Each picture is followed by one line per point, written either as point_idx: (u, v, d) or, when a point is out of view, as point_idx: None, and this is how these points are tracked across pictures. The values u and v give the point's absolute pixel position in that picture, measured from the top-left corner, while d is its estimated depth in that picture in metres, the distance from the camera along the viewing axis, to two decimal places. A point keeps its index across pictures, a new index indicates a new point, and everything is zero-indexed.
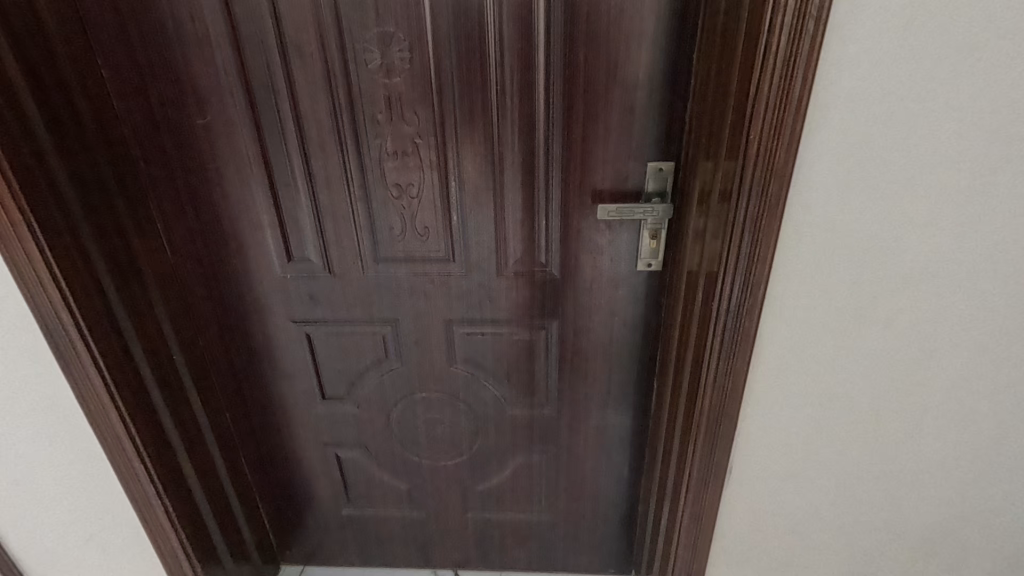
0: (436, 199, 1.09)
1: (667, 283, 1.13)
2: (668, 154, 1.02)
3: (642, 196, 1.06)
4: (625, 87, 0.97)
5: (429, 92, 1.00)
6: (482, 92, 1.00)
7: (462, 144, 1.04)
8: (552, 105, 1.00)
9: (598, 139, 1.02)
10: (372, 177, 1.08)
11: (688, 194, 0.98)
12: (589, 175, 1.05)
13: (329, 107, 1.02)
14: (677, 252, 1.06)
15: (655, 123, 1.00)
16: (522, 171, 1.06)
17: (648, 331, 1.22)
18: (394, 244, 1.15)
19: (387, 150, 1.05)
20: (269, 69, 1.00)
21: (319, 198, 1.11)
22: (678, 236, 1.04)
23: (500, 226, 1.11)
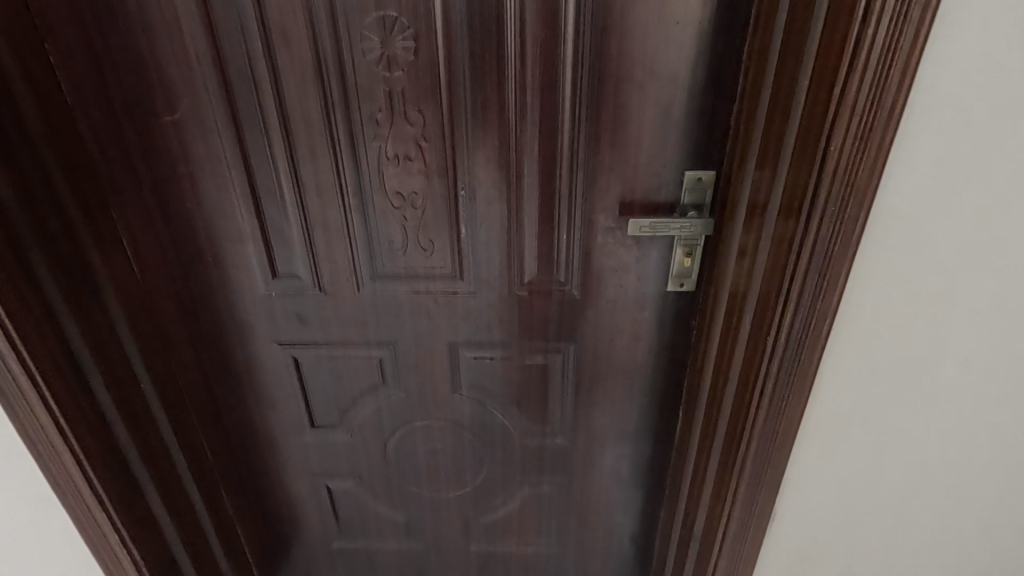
0: (443, 210, 0.96)
1: (700, 304, 1.01)
2: (708, 163, 0.90)
3: (676, 208, 0.94)
4: (662, 85, 0.85)
5: (436, 87, 0.87)
6: (499, 89, 0.87)
7: (474, 148, 0.91)
8: (580, 104, 0.87)
9: (630, 144, 0.89)
10: (369, 184, 0.95)
11: (733, 207, 0.86)
12: (618, 183, 0.93)
13: (320, 104, 0.88)
14: (716, 271, 0.94)
15: (694, 128, 0.88)
16: (541, 179, 0.93)
17: (675, 356, 1.10)
18: (394, 260, 1.02)
19: (387, 154, 0.92)
20: (250, 59, 0.86)
21: (309, 207, 0.97)
22: (719, 253, 0.92)
23: (514, 241, 0.99)
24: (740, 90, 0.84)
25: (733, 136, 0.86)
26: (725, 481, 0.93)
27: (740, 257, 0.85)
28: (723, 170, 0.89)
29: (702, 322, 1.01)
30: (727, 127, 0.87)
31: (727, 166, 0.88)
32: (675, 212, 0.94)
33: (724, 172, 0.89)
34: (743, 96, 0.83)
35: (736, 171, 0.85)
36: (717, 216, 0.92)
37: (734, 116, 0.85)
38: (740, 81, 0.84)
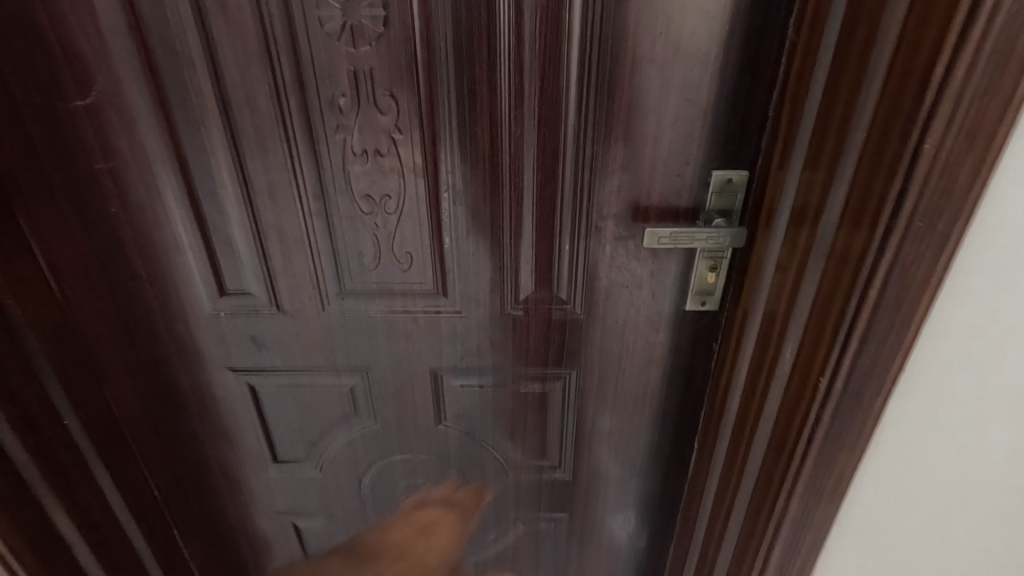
0: (424, 217, 0.81)
1: (726, 326, 0.87)
2: (740, 161, 0.76)
3: (700, 215, 0.79)
4: (689, 68, 0.70)
5: (412, 66, 0.70)
6: (491, 70, 0.71)
7: (460, 143, 0.75)
8: (589, 90, 0.72)
9: (647, 138, 0.74)
10: (334, 185, 0.78)
11: (773, 215, 0.72)
12: (633, 185, 0.78)
13: (269, 86, 0.72)
14: (748, 288, 0.80)
15: (725, 120, 0.73)
16: (541, 181, 0.78)
17: (692, 383, 0.96)
18: (365, 275, 0.86)
19: (354, 150, 0.76)
20: (178, 29, 0.69)
21: (262, 213, 0.81)
22: (754, 268, 0.78)
23: (509, 253, 0.84)
24: (784, 73, 0.69)
25: (773, 129, 0.72)
26: (755, 535, 0.79)
27: (780, 275, 0.71)
28: (760, 170, 0.75)
29: (728, 346, 0.87)
30: (766, 119, 0.72)
31: (765, 165, 0.74)
32: (700, 220, 0.79)
33: (761, 173, 0.75)
34: (787, 81, 0.68)
35: (779, 172, 0.70)
36: (751, 225, 0.77)
37: (776, 106, 0.71)
38: (784, 62, 0.69)
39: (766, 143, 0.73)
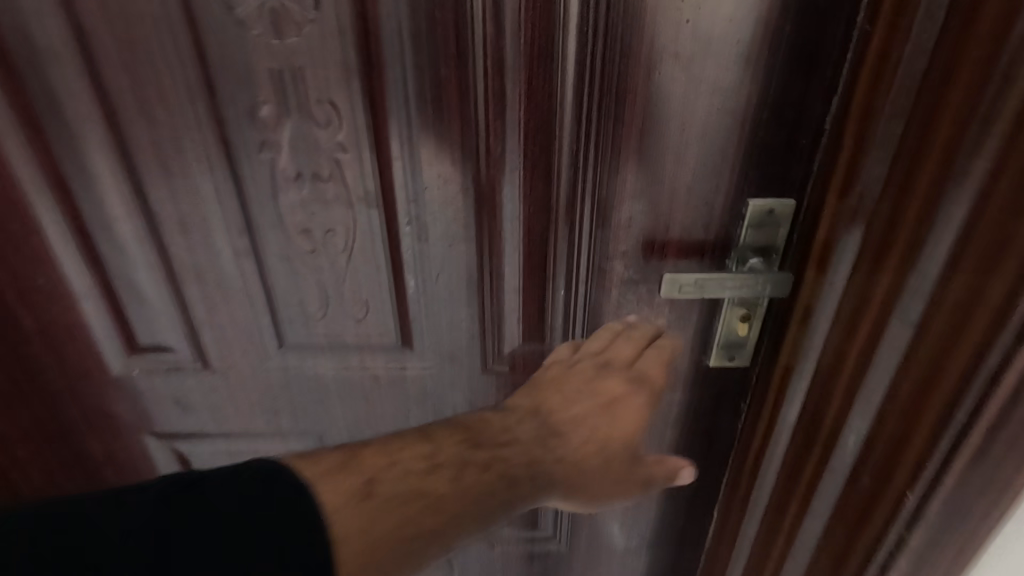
0: (381, 256, 0.64)
1: (758, 384, 0.71)
2: (786, 187, 0.58)
3: (731, 253, 0.62)
4: (724, 66, 0.52)
5: (355, 65, 0.53)
6: (461, 72, 0.54)
7: (424, 166, 0.58)
8: (592, 97, 0.54)
9: (666, 158, 0.57)
10: (262, 218, 0.61)
11: (830, 255, 0.56)
12: (646, 216, 0.61)
13: (166, 91, 0.54)
14: (791, 342, 0.63)
15: (768, 135, 0.56)
16: (530, 211, 0.61)
17: (713, 449, 0.79)
18: (310, 326, 0.69)
19: (285, 174, 0.58)
20: (38, 15, 0.51)
21: (173, 252, 0.63)
22: (800, 319, 0.61)
23: (488, 299, 0.67)
24: (851, 74, 0.52)
25: (832, 146, 0.55)
26: None
27: (840, 336, 0.54)
28: (810, 197, 0.58)
29: (761, 409, 0.71)
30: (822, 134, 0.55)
31: (818, 191, 0.57)
32: (730, 259, 0.62)
33: (811, 201, 0.58)
34: (856, 84, 0.51)
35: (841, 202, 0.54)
36: (796, 267, 0.61)
37: (838, 117, 0.54)
38: (851, 59, 0.52)
39: (821, 165, 0.56)
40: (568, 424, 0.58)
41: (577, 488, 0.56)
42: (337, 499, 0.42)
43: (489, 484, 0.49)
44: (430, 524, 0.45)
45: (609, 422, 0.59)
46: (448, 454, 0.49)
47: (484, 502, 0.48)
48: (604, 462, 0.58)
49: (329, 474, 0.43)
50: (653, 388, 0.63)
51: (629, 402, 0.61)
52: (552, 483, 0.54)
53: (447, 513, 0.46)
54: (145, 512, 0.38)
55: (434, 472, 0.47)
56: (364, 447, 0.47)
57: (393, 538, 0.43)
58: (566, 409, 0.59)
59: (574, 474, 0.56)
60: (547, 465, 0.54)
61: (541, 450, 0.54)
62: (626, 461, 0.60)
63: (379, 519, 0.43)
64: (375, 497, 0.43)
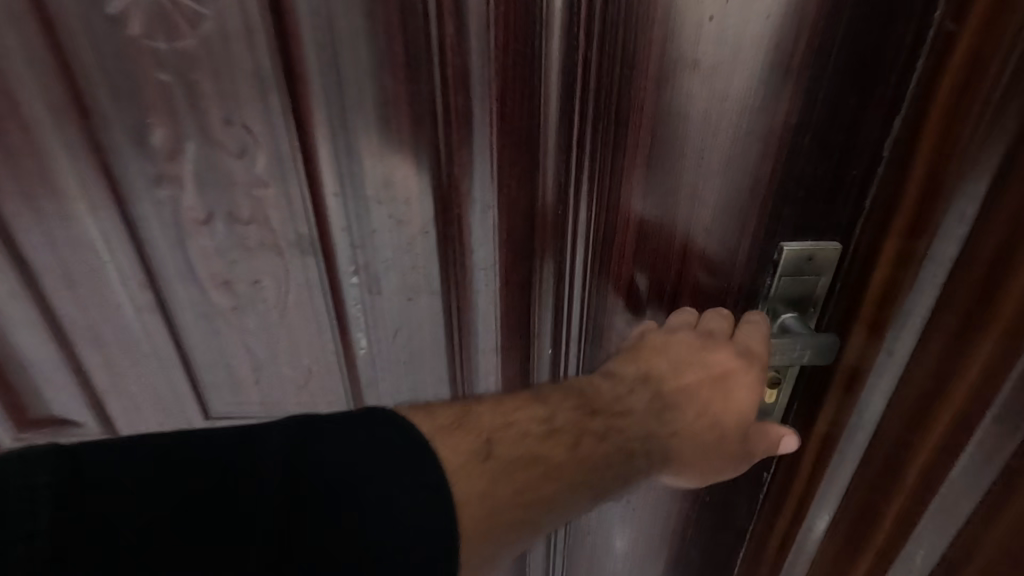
0: (322, 313, 0.51)
1: (787, 470, 0.56)
2: (832, 227, 0.46)
3: (760, 306, 0.49)
4: (757, 75, 0.40)
5: (270, 76, 0.40)
6: (412, 86, 0.41)
7: (370, 205, 0.46)
8: (584, 119, 0.42)
9: (681, 196, 0.44)
10: (168, 270, 0.48)
11: (891, 313, 0.45)
12: (654, 267, 0.48)
13: (23, 109, 0.41)
14: (830, 415, 0.51)
15: (812, 163, 0.43)
16: (507, 258, 0.48)
17: (730, 546, 0.64)
18: (241, 394, 0.56)
19: (192, 215, 0.45)
20: None
21: (59, 308, 0.50)
22: (844, 387, 0.49)
23: (458, 362, 0.55)
24: (924, 89, 0.40)
25: (891, 179, 0.42)
26: None
27: (911, 417, 0.44)
28: (857, 240, 0.46)
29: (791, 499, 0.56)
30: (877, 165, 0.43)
31: (871, 235, 0.45)
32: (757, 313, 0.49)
33: (860, 247, 0.45)
34: (930, 103, 0.40)
35: (908, 250, 0.43)
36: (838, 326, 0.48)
37: (901, 143, 0.42)
38: (924, 69, 0.40)
39: (875, 204, 0.44)
40: (681, 399, 0.47)
41: (684, 468, 0.48)
42: (457, 457, 0.38)
43: (606, 454, 0.43)
44: (547, 491, 0.40)
45: (723, 400, 0.47)
46: (565, 418, 0.43)
47: (599, 473, 0.42)
48: (714, 444, 0.48)
49: (444, 436, 0.38)
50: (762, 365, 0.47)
51: (739, 376, 0.47)
52: (659, 458, 0.46)
53: (565, 483, 0.41)
54: (261, 454, 0.33)
55: (554, 434, 0.42)
56: (480, 402, 0.42)
57: (513, 501, 0.39)
58: (678, 376, 0.47)
59: (686, 453, 0.47)
60: (658, 442, 0.46)
61: (653, 424, 0.46)
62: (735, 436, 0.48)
63: (499, 484, 0.38)
64: (493, 460, 0.39)
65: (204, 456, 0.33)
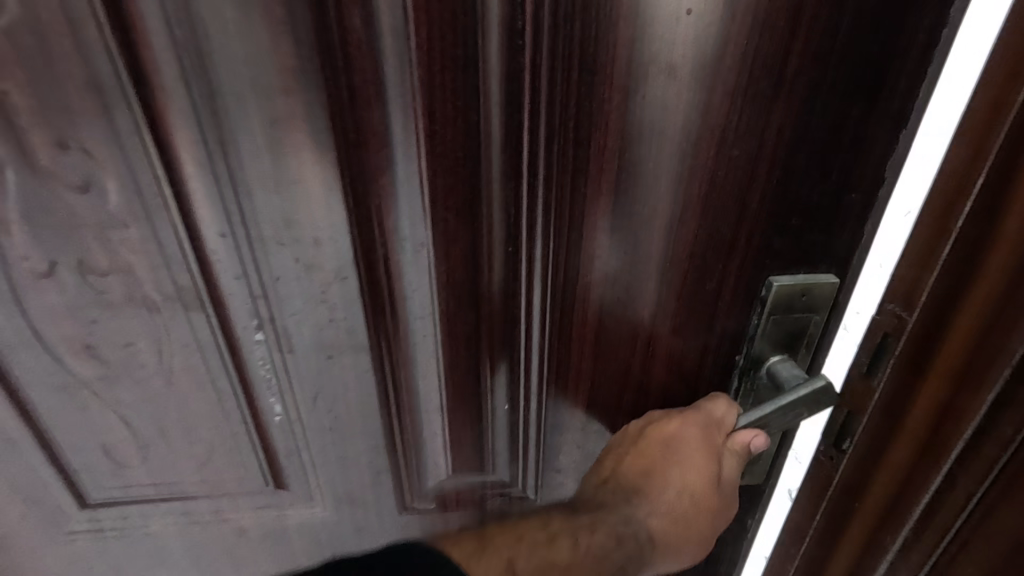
0: (221, 377, 0.41)
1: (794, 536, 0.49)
2: (828, 258, 0.39)
3: (744, 350, 0.42)
4: (744, 84, 0.32)
5: (112, 86, 0.29)
6: (310, 98, 0.31)
7: (270, 246, 0.36)
8: (536, 138, 0.33)
9: (656, 229, 0.37)
10: (7, 334, 0.37)
11: (970, 410, 0.36)
12: (624, 310, 0.40)
13: None
14: (874, 510, 0.43)
15: (807, 187, 0.36)
16: (448, 305, 0.40)
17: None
18: (125, 477, 0.45)
19: (28, 266, 0.34)
20: None
21: None
22: (897, 483, 0.41)
23: (397, 425, 0.45)
24: (982, 128, 0.32)
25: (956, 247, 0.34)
26: None
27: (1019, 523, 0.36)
28: (895, 315, 0.38)
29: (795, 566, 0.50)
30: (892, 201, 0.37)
31: (925, 315, 0.36)
32: (741, 356, 0.42)
33: (894, 320, 0.38)
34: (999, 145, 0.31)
35: (993, 333, 0.34)
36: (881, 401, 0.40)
37: (946, 192, 0.34)
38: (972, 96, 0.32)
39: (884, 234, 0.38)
40: (649, 477, 0.43)
41: (682, 543, 0.43)
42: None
43: (605, 546, 0.42)
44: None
45: (678, 470, 0.42)
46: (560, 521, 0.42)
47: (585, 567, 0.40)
48: (690, 518, 0.43)
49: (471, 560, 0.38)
50: (706, 426, 0.41)
51: (686, 444, 0.42)
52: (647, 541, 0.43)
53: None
54: None
55: (554, 541, 0.41)
56: (498, 529, 0.41)
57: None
58: (635, 462, 0.43)
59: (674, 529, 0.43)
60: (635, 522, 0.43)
61: (625, 503, 0.43)
62: (707, 498, 0.43)
63: None
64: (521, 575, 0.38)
65: None
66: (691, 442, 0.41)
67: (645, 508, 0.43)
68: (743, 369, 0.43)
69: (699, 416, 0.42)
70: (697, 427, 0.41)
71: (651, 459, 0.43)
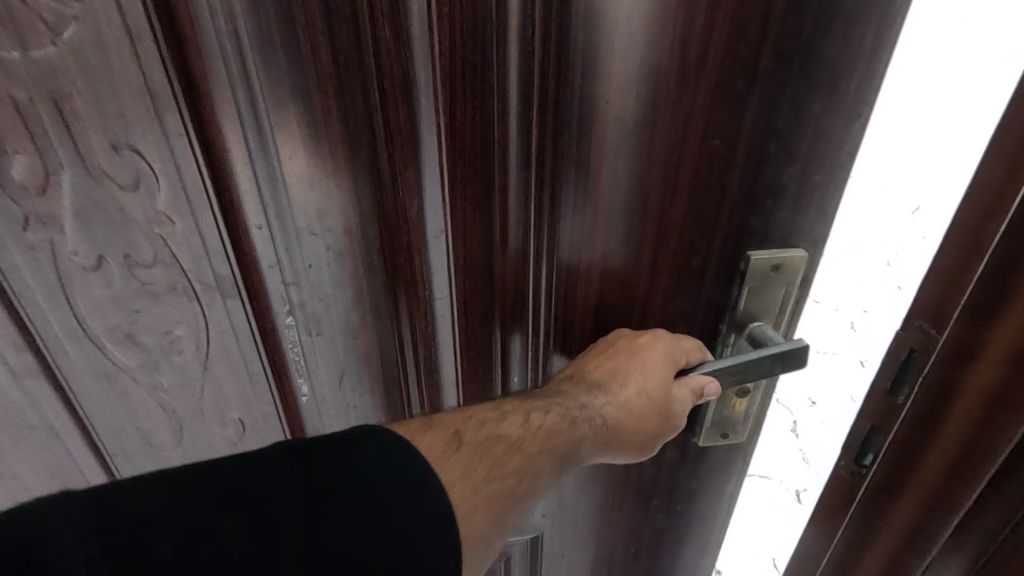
0: (253, 361, 0.44)
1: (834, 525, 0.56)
2: (799, 234, 0.44)
3: (728, 317, 0.48)
4: (723, 85, 0.37)
5: (165, 94, 0.32)
6: (345, 103, 0.35)
7: (303, 236, 0.39)
8: (545, 134, 0.38)
9: (648, 213, 0.41)
10: (52, 329, 0.39)
11: (1005, 415, 0.42)
12: (622, 287, 0.45)
13: None
14: (909, 509, 0.49)
15: (778, 173, 0.41)
16: (464, 286, 0.44)
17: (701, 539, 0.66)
18: (159, 460, 0.48)
19: (77, 261, 0.37)
20: None
21: None
22: (930, 485, 0.47)
23: (417, 400, 0.49)
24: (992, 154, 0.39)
25: (985, 270, 0.40)
26: None
27: None
28: (922, 330, 0.44)
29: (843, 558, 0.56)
30: (903, 201, 0.47)
31: (954, 332, 0.43)
32: (725, 323, 0.48)
33: (920, 336, 0.45)
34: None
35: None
36: (918, 407, 0.46)
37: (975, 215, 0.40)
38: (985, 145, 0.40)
39: (899, 232, 0.48)
40: (609, 378, 0.44)
41: (617, 442, 0.46)
42: (433, 453, 0.36)
43: (555, 426, 0.42)
44: (521, 460, 0.41)
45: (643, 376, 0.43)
46: (513, 403, 0.42)
47: (527, 446, 0.41)
48: (635, 422, 0.45)
49: (418, 437, 0.37)
50: (671, 347, 0.45)
51: (654, 360, 0.44)
52: (589, 434, 0.44)
53: (530, 450, 0.41)
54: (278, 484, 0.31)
55: (506, 418, 0.41)
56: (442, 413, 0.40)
57: (497, 474, 0.39)
58: (600, 365, 0.45)
59: (617, 427, 0.45)
60: (588, 414, 0.44)
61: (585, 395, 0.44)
62: (658, 414, 0.45)
63: (475, 465, 0.38)
64: (468, 444, 0.39)
65: (229, 489, 0.30)
66: (657, 357, 0.44)
67: (602, 399, 0.44)
68: (725, 335, 0.49)
69: (666, 337, 0.45)
70: (664, 345, 0.45)
71: (620, 362, 0.44)
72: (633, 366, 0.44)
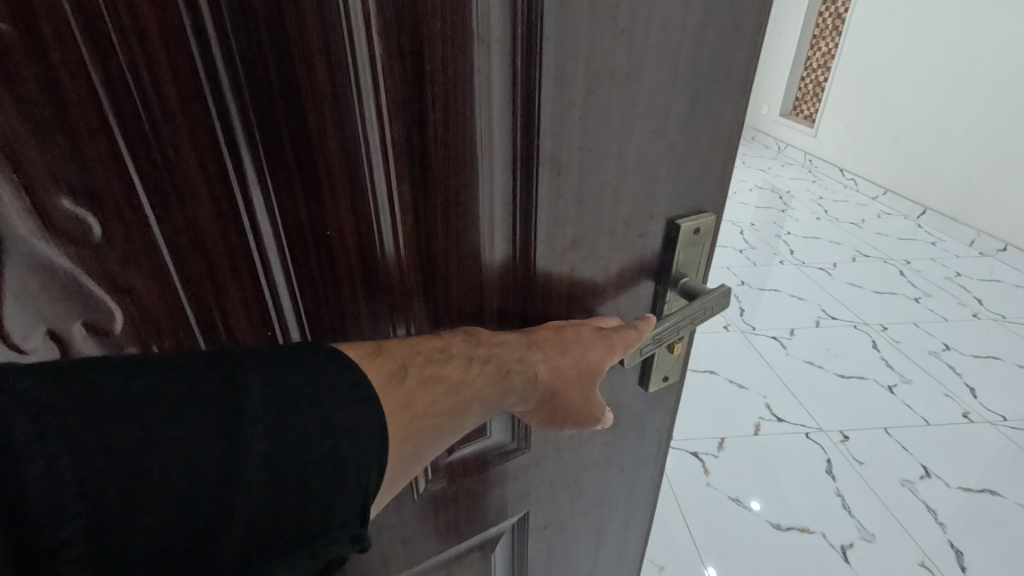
0: None
1: None
2: (706, 200, 0.55)
3: (664, 279, 0.57)
4: (657, 85, 0.44)
5: (138, 129, 0.28)
6: (338, 120, 0.33)
7: (295, 261, 0.36)
8: (528, 134, 0.40)
9: (606, 197, 0.47)
10: None
11: None
12: (588, 266, 0.50)
13: None
14: None
15: (691, 153, 0.51)
16: (460, 291, 0.44)
17: (643, 463, 0.78)
18: None
19: (12, 345, 0.30)
20: None
21: None
22: None
23: None
24: None
25: None
26: None
27: None
28: None
29: None
30: None
31: None
32: (661, 286, 0.57)
33: None
34: None
35: None
36: None
37: None
38: None
39: None
40: (545, 343, 0.45)
41: (550, 409, 0.47)
42: (379, 381, 0.36)
43: (494, 377, 0.42)
44: (456, 402, 0.40)
45: (579, 351, 0.46)
46: (459, 346, 0.41)
47: (475, 403, 0.41)
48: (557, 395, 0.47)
49: (366, 361, 0.36)
50: (606, 350, 0.48)
51: (584, 343, 0.47)
52: (524, 388, 0.45)
53: (465, 398, 0.41)
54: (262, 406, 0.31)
55: (450, 359, 0.40)
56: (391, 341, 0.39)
57: (434, 411, 0.39)
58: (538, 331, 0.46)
59: (550, 395, 0.46)
60: (531, 365, 0.44)
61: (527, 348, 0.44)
62: (582, 385, 0.47)
63: (423, 399, 0.38)
64: (413, 377, 0.38)
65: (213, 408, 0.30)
66: (588, 345, 0.47)
67: (536, 356, 0.44)
68: (663, 293, 0.58)
69: (603, 341, 0.47)
70: (600, 351, 0.47)
71: (562, 340, 0.46)
72: (570, 342, 0.46)
